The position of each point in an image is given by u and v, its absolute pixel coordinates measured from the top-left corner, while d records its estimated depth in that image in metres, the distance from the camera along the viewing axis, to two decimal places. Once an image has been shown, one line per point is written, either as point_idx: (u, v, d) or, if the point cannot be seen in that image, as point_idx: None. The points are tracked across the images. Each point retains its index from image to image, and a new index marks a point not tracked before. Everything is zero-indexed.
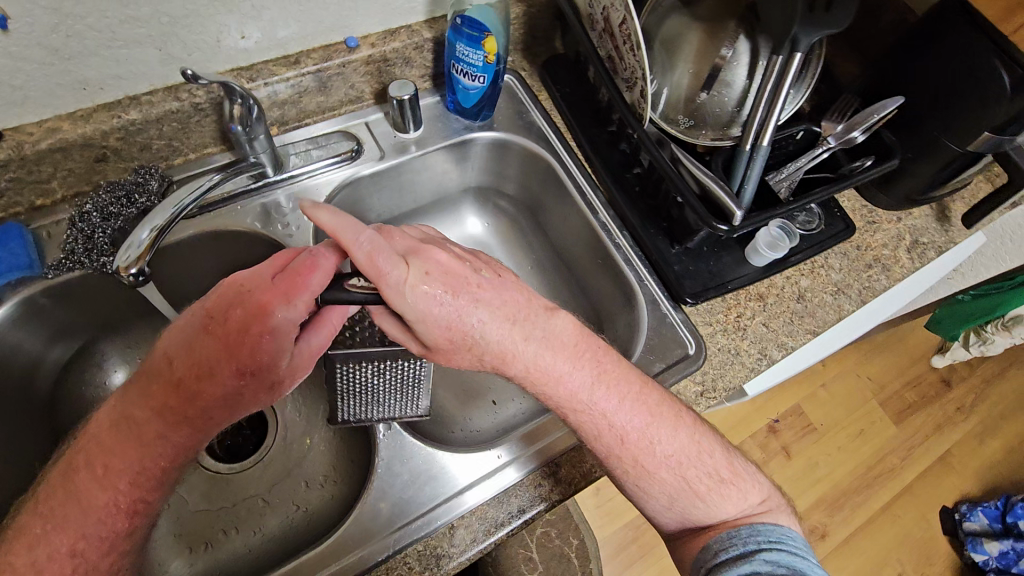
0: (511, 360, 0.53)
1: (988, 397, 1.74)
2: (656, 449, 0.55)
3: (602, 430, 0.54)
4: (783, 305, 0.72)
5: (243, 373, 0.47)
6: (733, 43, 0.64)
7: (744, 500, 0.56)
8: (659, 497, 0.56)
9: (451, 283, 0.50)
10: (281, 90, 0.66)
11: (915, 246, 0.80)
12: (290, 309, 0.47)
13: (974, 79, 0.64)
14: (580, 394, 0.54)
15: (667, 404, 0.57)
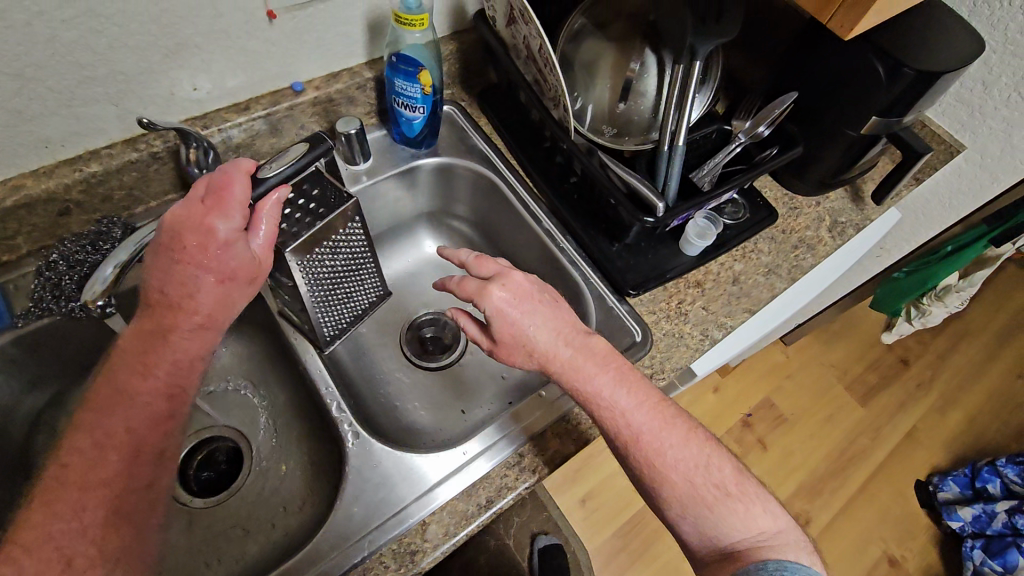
0: (549, 358, 0.63)
1: (943, 372, 1.83)
2: (667, 451, 0.61)
3: (620, 426, 0.61)
4: (720, 289, 0.78)
5: (221, 281, 0.57)
6: (640, 57, 0.73)
7: (753, 521, 0.60)
8: (673, 504, 0.61)
9: (522, 299, 0.65)
10: (234, 134, 0.70)
11: (835, 226, 0.88)
12: (228, 221, 0.55)
13: (855, 71, 0.73)
14: (603, 391, 0.61)
15: (681, 420, 0.63)
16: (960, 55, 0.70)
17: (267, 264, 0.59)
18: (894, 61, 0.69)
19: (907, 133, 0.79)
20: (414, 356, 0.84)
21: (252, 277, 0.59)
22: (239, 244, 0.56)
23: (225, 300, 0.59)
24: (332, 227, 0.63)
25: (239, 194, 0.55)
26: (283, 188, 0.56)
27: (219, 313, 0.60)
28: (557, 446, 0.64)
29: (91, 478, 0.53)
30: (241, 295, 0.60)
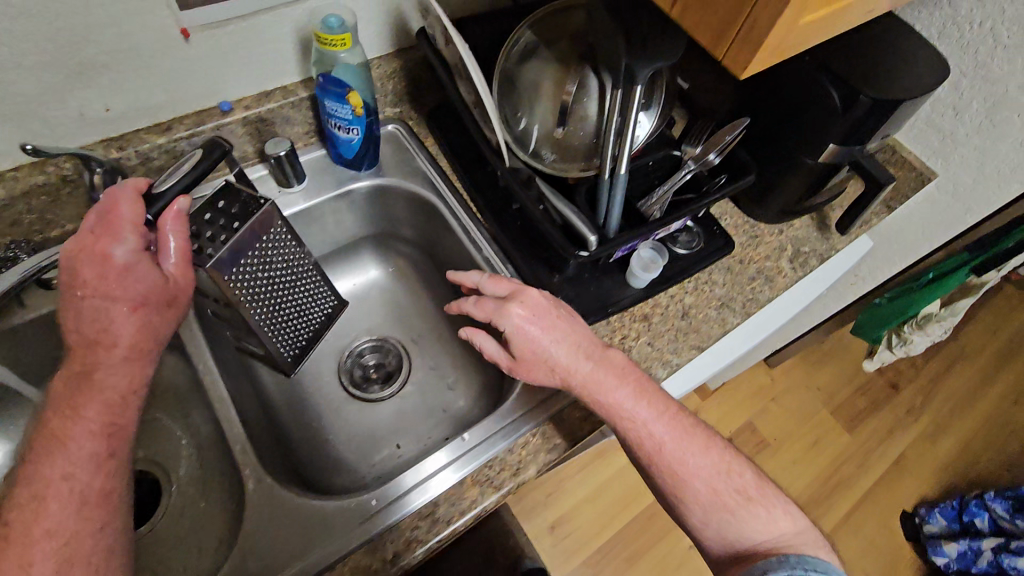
0: (569, 374, 0.63)
1: (937, 396, 1.76)
2: (690, 459, 0.63)
3: (643, 437, 0.63)
4: (667, 323, 0.75)
5: (135, 307, 0.54)
6: (578, 79, 0.68)
7: (772, 522, 0.62)
8: (696, 510, 0.63)
9: (542, 314, 0.65)
10: (154, 155, 0.67)
11: (797, 256, 0.84)
12: (124, 243, 0.52)
13: (810, 97, 0.69)
14: (625, 403, 0.62)
15: (700, 429, 0.65)
16: (922, 83, 0.67)
17: (184, 284, 0.57)
18: (851, 88, 0.65)
19: (870, 162, 0.75)
20: (352, 384, 0.82)
21: (168, 300, 0.56)
22: (142, 266, 0.53)
23: (149, 325, 0.55)
24: (253, 236, 0.61)
25: (128, 213, 0.53)
26: (181, 201, 0.55)
27: (148, 342, 0.56)
28: (475, 495, 0.61)
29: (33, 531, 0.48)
30: (164, 319, 0.57)
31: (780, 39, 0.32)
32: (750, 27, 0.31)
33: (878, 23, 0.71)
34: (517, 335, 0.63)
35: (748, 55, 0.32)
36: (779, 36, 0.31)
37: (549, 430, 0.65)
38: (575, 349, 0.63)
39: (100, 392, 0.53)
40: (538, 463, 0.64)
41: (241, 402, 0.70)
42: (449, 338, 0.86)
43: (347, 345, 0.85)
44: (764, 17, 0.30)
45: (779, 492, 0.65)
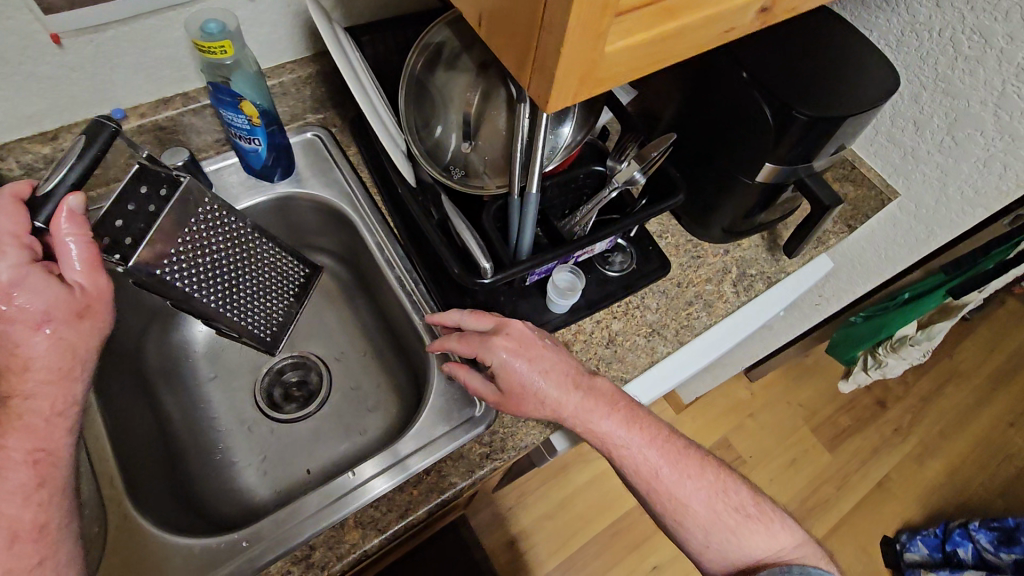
0: (560, 407, 0.59)
1: (927, 416, 1.68)
2: (686, 482, 0.63)
3: (640, 465, 0.62)
4: (590, 352, 0.69)
5: (40, 326, 0.44)
6: (477, 89, 0.65)
7: (774, 538, 0.65)
8: (696, 531, 0.64)
9: (529, 349, 0.60)
10: (39, 166, 0.64)
11: (742, 279, 0.78)
12: (7, 257, 0.43)
13: (745, 111, 0.64)
14: (616, 434, 0.61)
15: (692, 450, 0.65)
16: (863, 98, 0.61)
17: (101, 292, 0.47)
18: (781, 104, 0.60)
19: (816, 181, 0.69)
20: (266, 404, 0.78)
21: (79, 312, 0.46)
22: (29, 280, 0.44)
23: (70, 342, 0.45)
24: (181, 218, 0.53)
25: (4, 225, 0.44)
26: (68, 197, 0.45)
27: (76, 362, 0.46)
28: (356, 539, 0.56)
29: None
30: (84, 335, 0.46)
31: (579, 67, 0.27)
32: (542, 53, 0.27)
33: (829, 36, 0.66)
34: (507, 375, 0.58)
35: (547, 85, 0.28)
36: (575, 63, 0.27)
37: (444, 467, 0.60)
38: (568, 381, 0.59)
39: (27, 419, 0.43)
40: (430, 504, 0.59)
41: (130, 427, 0.66)
42: (371, 358, 0.82)
43: (266, 363, 0.81)
44: (550, 42, 0.26)
45: (775, 505, 0.67)
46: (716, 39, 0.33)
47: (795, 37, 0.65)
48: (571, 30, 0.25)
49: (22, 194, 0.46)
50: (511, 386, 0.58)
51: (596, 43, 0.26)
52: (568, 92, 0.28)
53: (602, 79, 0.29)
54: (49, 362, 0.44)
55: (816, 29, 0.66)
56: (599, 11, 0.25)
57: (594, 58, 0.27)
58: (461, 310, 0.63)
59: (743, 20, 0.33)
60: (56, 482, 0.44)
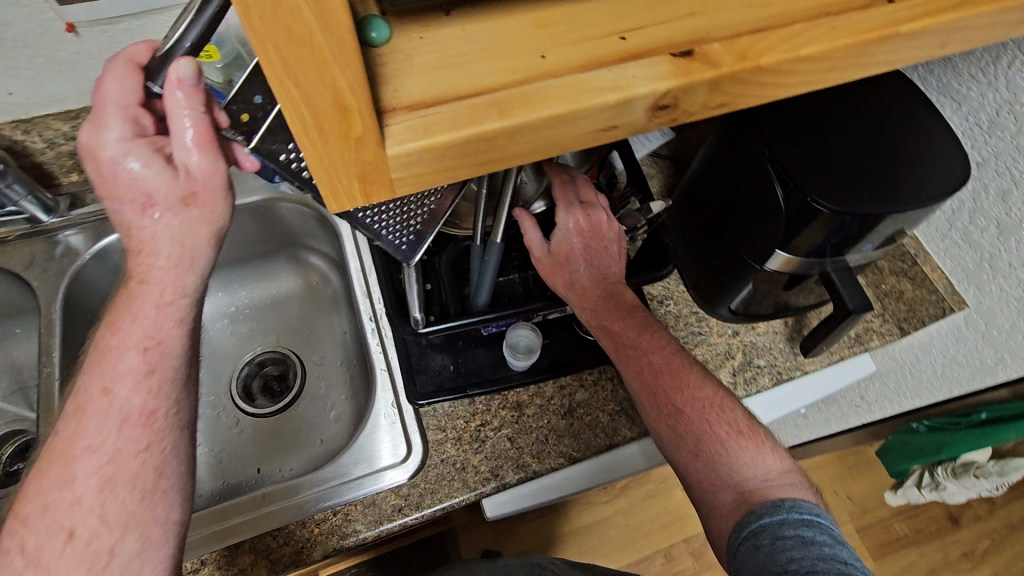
0: (584, 292, 0.57)
1: (1010, 547, 1.40)
2: (683, 388, 0.53)
3: (640, 366, 0.55)
4: (543, 419, 0.62)
5: (143, 207, 0.45)
6: None
7: (762, 460, 0.50)
8: (686, 439, 0.52)
9: (594, 234, 0.56)
10: (61, 141, 0.68)
11: (743, 369, 0.67)
12: (108, 129, 0.43)
13: (755, 186, 0.55)
14: (625, 327, 0.56)
15: (695, 367, 0.55)
16: (909, 192, 0.49)
17: (204, 179, 0.43)
18: (793, 186, 0.50)
19: (843, 279, 0.57)
20: (240, 393, 0.80)
21: (183, 199, 0.44)
22: (134, 156, 0.44)
23: (176, 228, 0.46)
24: None
25: (117, 93, 0.44)
26: (173, 63, 0.37)
27: (185, 252, 0.47)
28: (246, 565, 0.55)
29: (76, 448, 0.44)
30: (193, 222, 0.46)
31: (347, 167, 0.22)
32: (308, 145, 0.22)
33: (887, 106, 0.53)
34: (566, 241, 0.56)
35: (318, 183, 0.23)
36: (341, 166, 0.22)
37: (352, 512, 0.57)
38: (598, 284, 0.57)
39: (139, 308, 0.47)
40: (328, 547, 0.56)
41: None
42: (341, 369, 0.80)
43: (249, 352, 0.83)
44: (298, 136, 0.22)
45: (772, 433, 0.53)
46: (592, 137, 0.26)
47: (843, 104, 0.53)
48: (305, 133, 0.20)
49: (138, 59, 0.45)
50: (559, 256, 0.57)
51: (358, 148, 0.21)
52: (349, 193, 0.23)
53: (399, 180, 0.24)
54: (165, 253, 0.46)
55: (873, 96, 0.54)
56: (337, 117, 0.20)
57: (368, 160, 0.22)
58: (572, 175, 0.59)
59: (627, 118, 0.25)
60: (164, 372, 0.48)
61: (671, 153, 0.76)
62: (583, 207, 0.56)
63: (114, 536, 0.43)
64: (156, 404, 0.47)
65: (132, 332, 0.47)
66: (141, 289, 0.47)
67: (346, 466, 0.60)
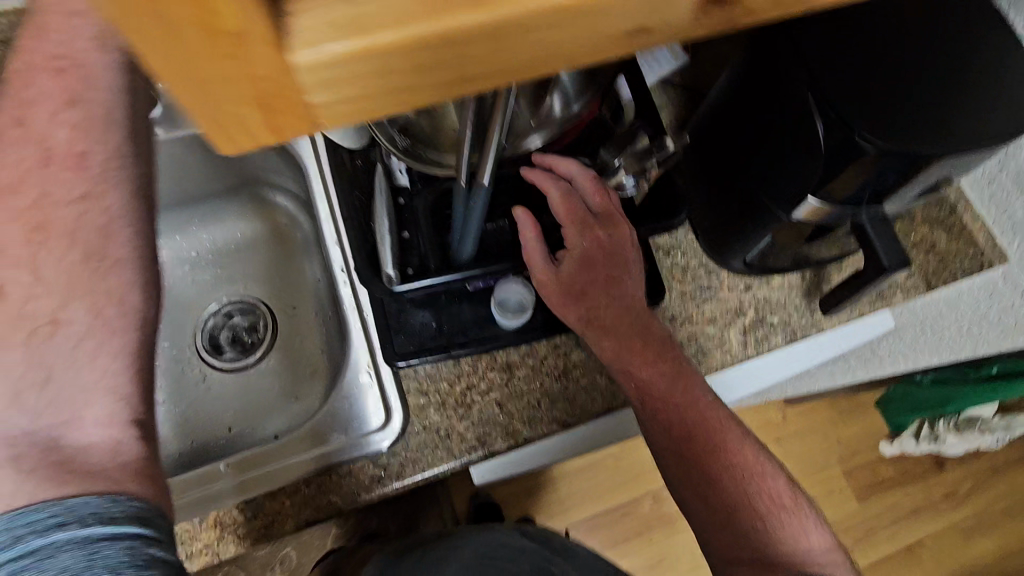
0: (611, 330, 0.52)
1: (991, 488, 1.43)
2: (726, 457, 0.52)
3: (676, 425, 0.51)
4: (535, 382, 0.57)
5: None
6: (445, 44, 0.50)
7: (802, 537, 0.52)
8: (719, 509, 0.52)
9: (614, 260, 0.53)
10: None
11: (756, 327, 0.62)
12: None
13: (789, 120, 0.47)
14: (664, 384, 0.51)
15: (737, 427, 0.53)
16: (976, 128, 0.41)
17: None
18: (835, 118, 0.42)
19: (880, 231, 0.50)
20: (207, 347, 0.74)
21: None
22: None
23: None
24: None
25: None
26: None
27: None
28: (212, 539, 0.51)
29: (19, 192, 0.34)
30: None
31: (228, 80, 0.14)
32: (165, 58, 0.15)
33: (954, 19, 0.44)
34: (583, 267, 0.52)
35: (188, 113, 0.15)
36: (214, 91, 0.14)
37: (326, 483, 0.52)
38: (622, 325, 0.53)
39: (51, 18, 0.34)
40: (300, 519, 0.51)
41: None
42: (315, 322, 0.73)
43: (214, 303, 0.76)
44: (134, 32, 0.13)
45: (814, 506, 0.54)
46: (613, 47, 0.18)
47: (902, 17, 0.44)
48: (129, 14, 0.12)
49: None
50: (576, 287, 0.52)
51: (237, 53, 0.13)
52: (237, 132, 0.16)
53: (322, 108, 0.16)
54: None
55: (938, 8, 0.44)
56: (191, 2, 0.12)
57: (263, 75, 0.14)
58: (573, 177, 0.54)
59: (664, 15, 0.17)
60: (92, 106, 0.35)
61: (683, 80, 0.66)
62: (598, 225, 0.53)
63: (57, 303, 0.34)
64: (89, 148, 0.35)
65: (44, 51, 0.34)
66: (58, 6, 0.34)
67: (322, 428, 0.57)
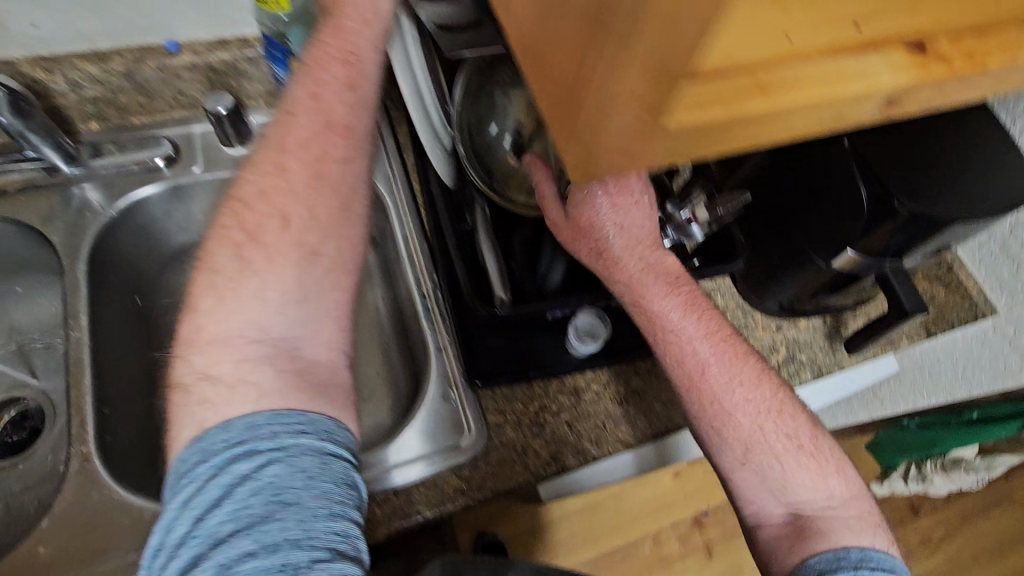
0: (618, 266, 0.53)
1: (961, 534, 1.52)
2: (736, 390, 0.56)
3: (685, 357, 0.55)
4: (601, 405, 0.62)
5: None
6: None
7: (828, 483, 0.56)
8: (735, 444, 0.56)
9: (624, 192, 0.53)
10: (86, 85, 0.62)
11: (787, 364, 0.69)
12: None
13: (832, 186, 0.56)
14: (671, 315, 0.54)
15: (751, 358, 0.57)
16: (987, 200, 0.51)
17: None
18: (879, 188, 0.52)
19: (902, 281, 0.59)
20: None
21: None
22: None
23: None
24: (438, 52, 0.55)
25: None
26: None
27: None
28: None
29: (288, 143, 0.50)
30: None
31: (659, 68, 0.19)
32: (609, 21, 0.20)
33: (959, 115, 0.55)
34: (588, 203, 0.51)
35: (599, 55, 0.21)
36: (603, 145, 0.23)
37: (414, 494, 0.56)
38: (634, 257, 0.54)
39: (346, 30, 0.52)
40: (391, 528, 0.55)
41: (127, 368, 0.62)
42: (374, 349, 0.76)
43: None
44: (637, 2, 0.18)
45: (835, 444, 0.58)
46: (814, 126, 0.26)
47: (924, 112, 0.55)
48: None
49: None
50: (581, 223, 0.52)
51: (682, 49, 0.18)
52: (596, 167, 0.25)
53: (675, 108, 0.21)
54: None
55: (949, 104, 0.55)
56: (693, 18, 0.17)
57: (673, 77, 0.19)
58: None
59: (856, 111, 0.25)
60: (364, 98, 0.53)
61: None
62: None
63: (318, 238, 0.50)
64: (356, 127, 0.53)
65: (335, 50, 0.52)
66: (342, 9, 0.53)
67: (405, 446, 0.59)
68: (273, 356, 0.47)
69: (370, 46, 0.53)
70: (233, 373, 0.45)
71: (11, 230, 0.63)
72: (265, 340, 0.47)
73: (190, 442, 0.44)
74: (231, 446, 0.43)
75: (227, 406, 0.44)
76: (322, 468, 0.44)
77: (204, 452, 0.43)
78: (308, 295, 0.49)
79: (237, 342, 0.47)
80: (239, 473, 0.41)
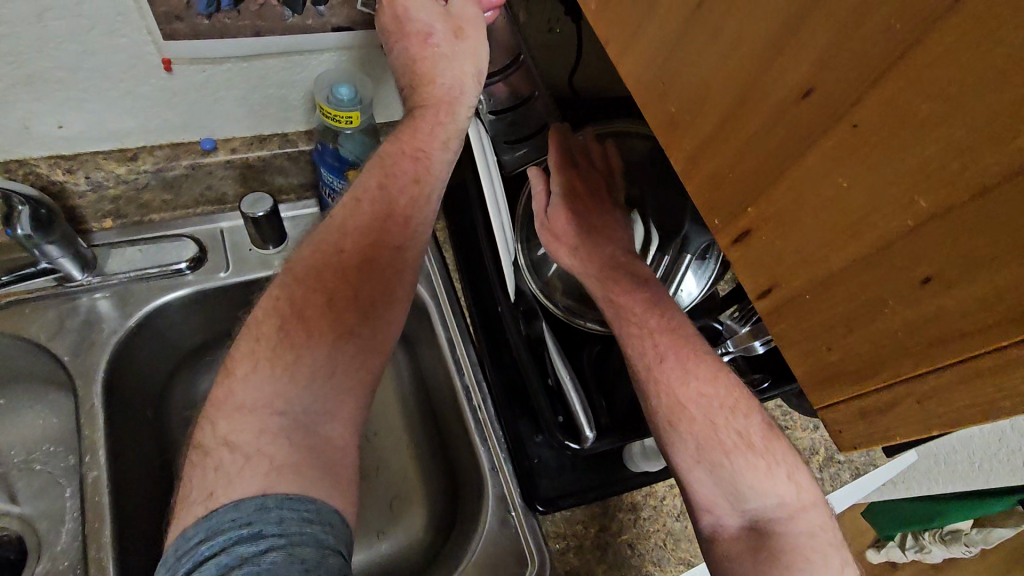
0: (590, 261, 0.53)
1: None
2: (691, 380, 0.47)
3: (643, 348, 0.49)
4: (659, 522, 0.60)
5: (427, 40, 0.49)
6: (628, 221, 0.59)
7: (785, 494, 0.45)
8: (688, 440, 0.47)
9: (597, 204, 0.56)
10: (108, 185, 0.56)
11: (828, 465, 0.70)
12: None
13: None
14: (639, 307, 0.50)
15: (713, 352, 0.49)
16: None
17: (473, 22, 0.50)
18: None
19: None
20: None
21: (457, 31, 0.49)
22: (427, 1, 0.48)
23: (449, 56, 0.50)
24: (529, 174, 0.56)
25: None
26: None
27: (455, 82, 0.51)
28: None
29: (350, 226, 0.49)
30: (462, 54, 0.50)
31: None
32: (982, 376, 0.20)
33: None
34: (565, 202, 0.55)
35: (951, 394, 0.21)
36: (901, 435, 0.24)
37: None
38: (606, 253, 0.54)
39: (425, 131, 0.51)
40: None
41: (143, 506, 0.56)
42: (404, 453, 0.71)
43: None
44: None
45: (792, 445, 0.47)
46: None
47: None
48: None
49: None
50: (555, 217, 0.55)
51: None
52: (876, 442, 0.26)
53: None
54: (444, 81, 0.50)
55: None
56: None
57: None
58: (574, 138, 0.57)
59: None
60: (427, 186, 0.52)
61: None
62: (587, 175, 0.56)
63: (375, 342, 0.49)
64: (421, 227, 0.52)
65: (411, 144, 0.50)
66: (423, 110, 0.50)
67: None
68: (291, 430, 0.44)
69: (444, 150, 0.52)
70: (252, 442, 0.43)
71: (8, 341, 0.56)
72: (288, 411, 0.45)
73: (198, 519, 0.39)
74: (237, 527, 0.38)
75: (239, 479, 0.41)
76: (320, 561, 0.38)
77: (209, 532, 0.38)
78: (356, 383, 0.48)
79: (261, 412, 0.44)
80: (241, 555, 0.36)
